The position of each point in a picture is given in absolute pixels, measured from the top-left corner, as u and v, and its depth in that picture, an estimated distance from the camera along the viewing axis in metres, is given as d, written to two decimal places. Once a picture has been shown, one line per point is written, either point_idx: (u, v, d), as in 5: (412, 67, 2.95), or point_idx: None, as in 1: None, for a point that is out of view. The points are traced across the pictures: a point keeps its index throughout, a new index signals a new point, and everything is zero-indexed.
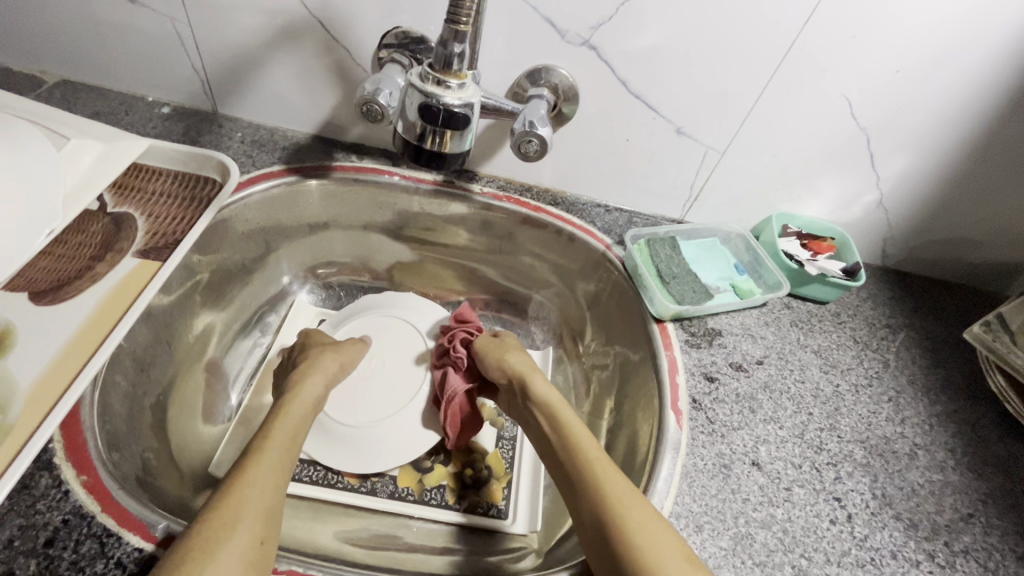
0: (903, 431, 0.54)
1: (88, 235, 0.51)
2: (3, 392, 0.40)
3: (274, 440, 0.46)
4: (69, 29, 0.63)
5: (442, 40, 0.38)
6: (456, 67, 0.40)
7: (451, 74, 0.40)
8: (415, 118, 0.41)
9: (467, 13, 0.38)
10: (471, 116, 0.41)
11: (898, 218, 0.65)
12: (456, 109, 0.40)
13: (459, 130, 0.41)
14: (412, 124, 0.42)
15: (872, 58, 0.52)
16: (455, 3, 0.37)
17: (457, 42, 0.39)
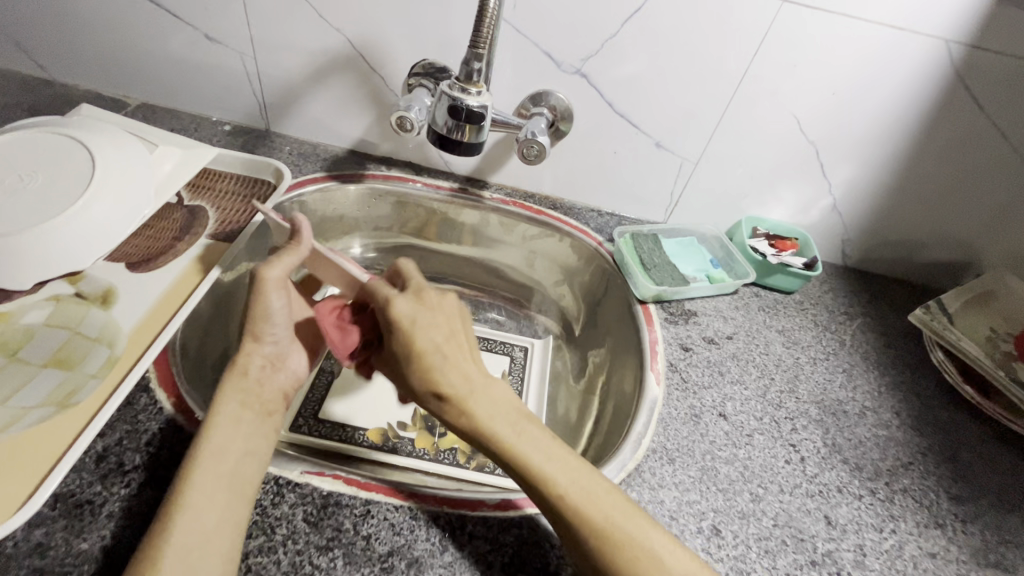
0: (854, 396, 0.62)
1: (170, 222, 0.63)
2: (111, 333, 0.50)
3: (218, 415, 0.44)
4: (153, 61, 0.76)
5: (465, 60, 0.50)
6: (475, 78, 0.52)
7: (472, 85, 0.52)
8: (444, 118, 0.52)
9: (484, 40, 0.50)
10: (486, 117, 0.52)
11: (851, 221, 0.75)
12: (475, 109, 0.51)
13: (477, 125, 0.52)
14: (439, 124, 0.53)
15: (812, 82, 0.63)
16: (476, 32, 0.49)
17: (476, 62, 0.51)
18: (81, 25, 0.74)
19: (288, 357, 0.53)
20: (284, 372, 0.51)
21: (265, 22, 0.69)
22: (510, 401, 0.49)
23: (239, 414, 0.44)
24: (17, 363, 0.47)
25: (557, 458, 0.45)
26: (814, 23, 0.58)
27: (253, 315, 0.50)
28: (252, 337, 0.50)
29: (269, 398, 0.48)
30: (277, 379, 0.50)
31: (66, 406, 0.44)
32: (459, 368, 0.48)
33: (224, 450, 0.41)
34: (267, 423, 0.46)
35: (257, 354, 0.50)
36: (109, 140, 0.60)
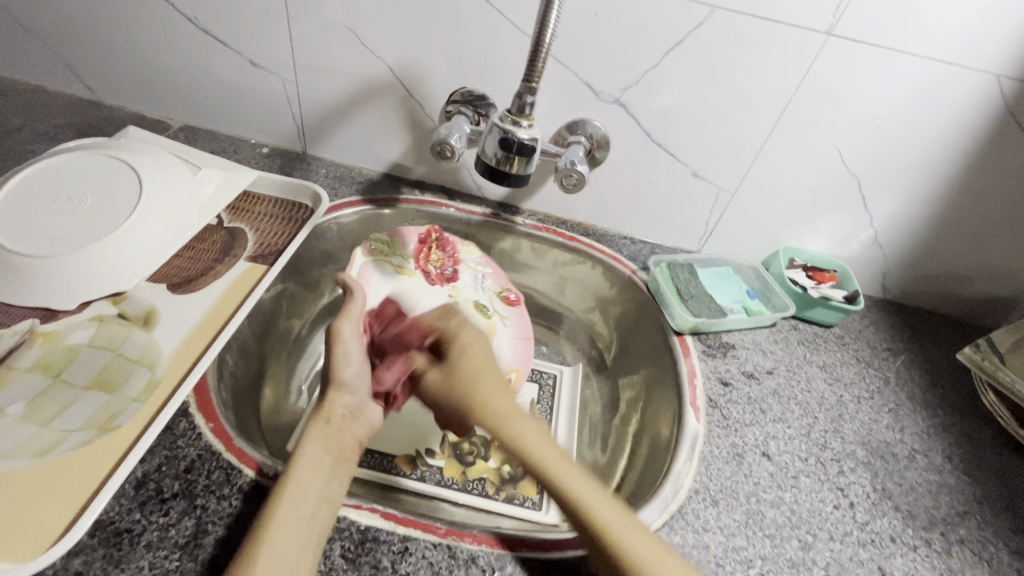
0: (902, 438, 0.60)
1: (210, 243, 0.63)
2: (152, 356, 0.50)
3: (308, 447, 0.47)
4: (198, 85, 0.78)
5: (519, 94, 0.50)
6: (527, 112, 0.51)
7: (524, 117, 0.51)
8: (494, 150, 0.52)
9: (538, 75, 0.49)
10: (536, 148, 0.52)
11: (892, 254, 0.74)
12: (525, 142, 0.51)
13: (526, 157, 0.52)
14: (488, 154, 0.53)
15: (857, 114, 0.62)
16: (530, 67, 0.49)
17: (530, 95, 0.51)
18: (130, 49, 0.76)
19: (366, 410, 0.57)
20: (361, 422, 0.56)
21: (308, 49, 0.71)
22: (549, 435, 0.55)
23: (321, 459, 0.47)
24: (61, 384, 0.47)
25: (593, 491, 0.47)
26: (862, 56, 0.58)
27: (334, 366, 0.56)
28: (337, 385, 0.56)
29: (347, 444, 0.52)
30: (355, 428, 0.54)
31: (108, 430, 0.44)
32: (522, 416, 0.56)
33: (303, 495, 0.43)
34: (343, 467, 0.48)
35: (341, 403, 0.55)
36: (156, 162, 0.61)
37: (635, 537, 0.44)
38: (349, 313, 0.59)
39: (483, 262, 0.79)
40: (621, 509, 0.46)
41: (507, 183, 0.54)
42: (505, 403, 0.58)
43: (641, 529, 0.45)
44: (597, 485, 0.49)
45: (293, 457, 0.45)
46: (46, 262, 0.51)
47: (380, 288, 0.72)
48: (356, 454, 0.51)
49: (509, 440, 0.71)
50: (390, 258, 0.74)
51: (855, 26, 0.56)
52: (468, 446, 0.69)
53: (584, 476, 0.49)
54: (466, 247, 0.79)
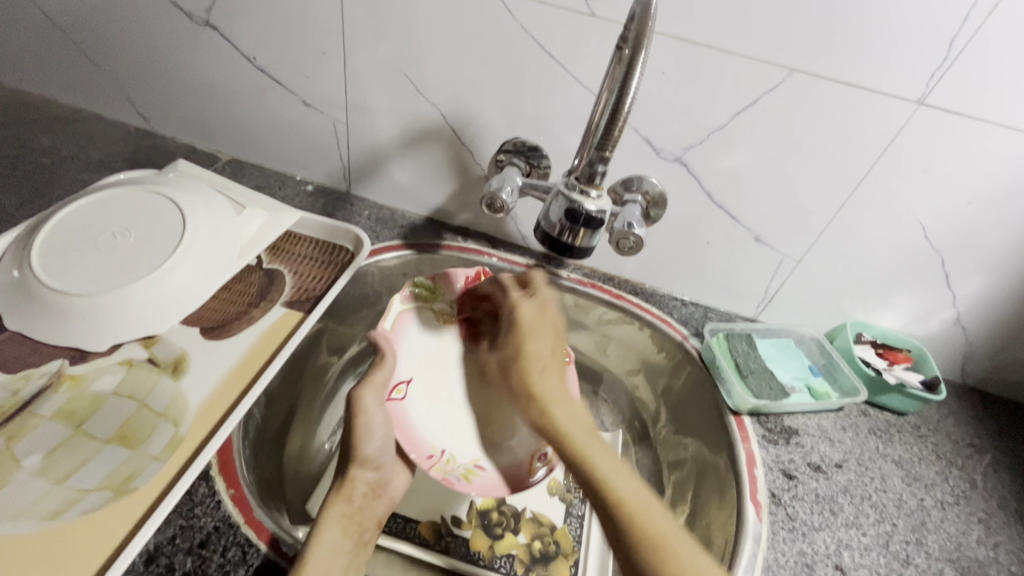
0: (997, 557, 0.52)
1: (247, 284, 0.61)
2: (179, 408, 0.48)
3: (330, 522, 0.48)
4: (250, 121, 0.78)
5: (590, 162, 0.48)
6: (598, 181, 0.49)
7: (593, 187, 0.49)
8: (557, 218, 0.49)
9: (612, 143, 0.47)
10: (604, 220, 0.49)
11: (975, 337, 0.67)
12: (592, 214, 0.48)
13: (591, 228, 0.49)
14: (550, 222, 0.51)
15: (944, 188, 0.57)
16: (605, 134, 0.46)
17: (603, 163, 0.48)
18: (188, 83, 0.77)
19: (389, 482, 0.56)
20: (382, 500, 0.55)
21: (362, 92, 0.70)
22: (586, 419, 0.53)
23: (341, 547, 0.46)
24: (82, 435, 0.45)
25: (603, 453, 0.48)
26: (955, 127, 0.53)
27: (358, 440, 0.54)
28: (358, 460, 0.53)
29: (366, 525, 0.51)
30: (376, 508, 0.54)
31: (124, 493, 0.41)
32: (564, 402, 0.54)
33: None
34: (360, 553, 0.49)
35: (361, 480, 0.53)
36: (201, 201, 0.59)
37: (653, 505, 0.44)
38: (374, 382, 0.56)
39: None
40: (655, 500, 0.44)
41: (568, 253, 0.51)
42: (564, 414, 0.53)
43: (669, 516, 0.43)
44: (632, 474, 0.47)
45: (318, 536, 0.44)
46: (83, 301, 0.50)
47: (416, 341, 0.66)
48: (375, 537, 0.51)
49: (541, 513, 0.65)
50: (431, 303, 0.68)
51: (950, 96, 0.52)
52: (497, 515, 0.63)
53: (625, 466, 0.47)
54: (515, 292, 0.70)
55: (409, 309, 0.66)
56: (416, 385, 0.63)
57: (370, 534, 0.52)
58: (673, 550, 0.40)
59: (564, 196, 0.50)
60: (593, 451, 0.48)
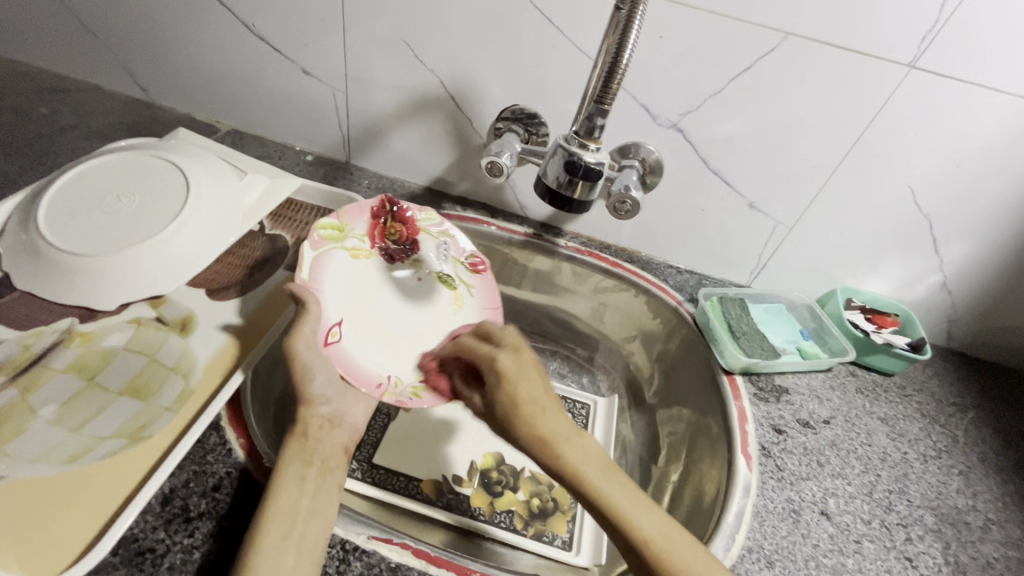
0: (975, 505, 0.55)
1: (251, 249, 0.62)
2: (188, 363, 0.49)
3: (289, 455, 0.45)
4: (248, 90, 0.78)
5: (590, 116, 0.48)
6: (597, 135, 0.50)
7: (592, 141, 0.50)
8: (557, 172, 0.50)
9: (611, 96, 0.47)
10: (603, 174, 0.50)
11: (960, 301, 0.69)
12: (592, 166, 0.49)
13: (590, 182, 0.50)
14: (550, 176, 0.51)
15: (933, 153, 0.58)
16: (603, 91, 0.47)
17: (601, 117, 0.49)
18: (186, 52, 0.77)
19: (347, 413, 0.54)
20: (343, 429, 0.52)
21: (361, 60, 0.70)
22: (598, 446, 0.45)
23: (305, 471, 0.44)
24: (94, 388, 0.46)
25: (617, 482, 0.42)
26: (946, 91, 0.54)
27: (303, 383, 0.50)
28: (307, 399, 0.50)
29: (329, 455, 0.48)
30: (337, 436, 0.51)
31: (137, 440, 0.43)
32: (580, 441, 0.44)
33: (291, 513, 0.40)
34: (328, 478, 0.46)
35: (317, 415, 0.50)
36: (204, 166, 0.60)
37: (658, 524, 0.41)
38: (302, 330, 0.50)
39: (447, 228, 0.67)
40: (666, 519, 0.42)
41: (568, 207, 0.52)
42: (560, 423, 0.45)
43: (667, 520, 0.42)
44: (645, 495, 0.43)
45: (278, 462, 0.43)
46: (90, 260, 0.51)
47: (337, 278, 0.60)
48: (341, 464, 0.48)
49: (541, 472, 0.67)
50: (342, 241, 0.61)
51: (941, 58, 0.53)
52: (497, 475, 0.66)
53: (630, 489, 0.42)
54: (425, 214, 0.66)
55: (325, 252, 0.59)
56: (351, 322, 0.59)
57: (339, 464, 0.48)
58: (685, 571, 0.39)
59: (564, 150, 0.50)
60: (622, 502, 0.41)
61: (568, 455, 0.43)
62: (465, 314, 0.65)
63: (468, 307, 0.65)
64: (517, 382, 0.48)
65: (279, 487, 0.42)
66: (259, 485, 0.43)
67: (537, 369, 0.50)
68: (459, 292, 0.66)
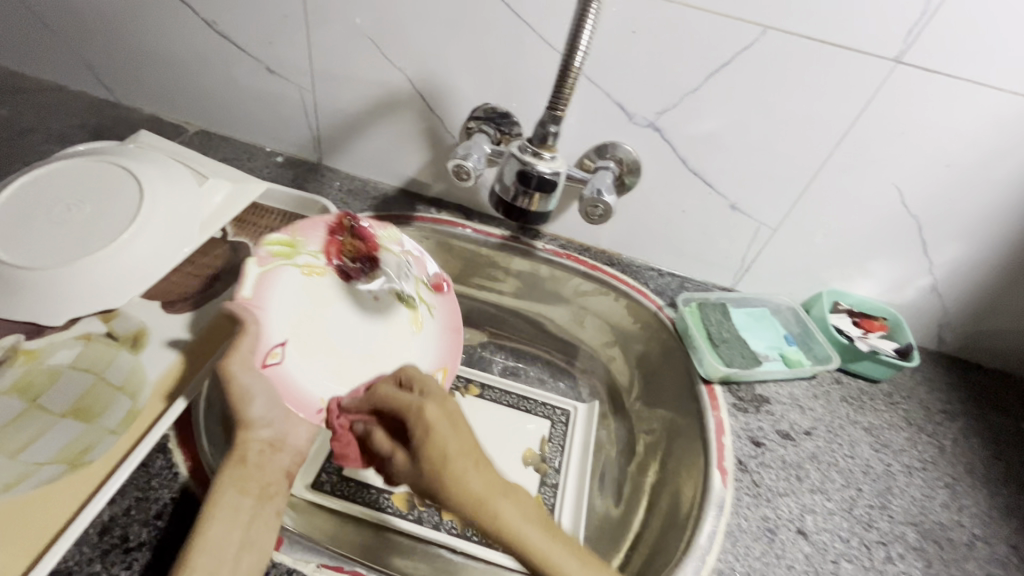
0: (960, 520, 0.52)
1: (212, 257, 0.60)
2: (137, 381, 0.47)
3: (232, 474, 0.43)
4: (215, 90, 0.76)
5: (542, 122, 0.46)
6: (551, 142, 0.48)
7: (546, 148, 0.48)
8: (511, 181, 0.48)
9: (564, 102, 0.45)
10: (558, 183, 0.48)
11: (952, 304, 0.66)
12: (546, 175, 0.47)
13: (546, 192, 0.48)
14: (506, 185, 0.49)
15: (922, 152, 0.55)
16: (554, 95, 0.45)
17: (553, 124, 0.47)
18: (149, 50, 0.74)
19: (290, 435, 0.49)
20: (286, 453, 0.48)
21: (327, 58, 0.67)
22: (534, 504, 0.43)
23: (243, 499, 0.41)
24: (37, 409, 0.44)
25: (507, 497, 0.41)
26: (934, 88, 0.51)
27: (241, 403, 0.46)
28: (243, 423, 0.46)
29: (270, 480, 0.44)
30: (280, 460, 0.47)
31: (77, 466, 0.41)
32: (484, 471, 0.42)
33: (222, 543, 0.38)
34: (270, 505, 0.43)
35: (256, 439, 0.46)
36: (160, 172, 0.58)
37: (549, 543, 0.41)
38: (239, 349, 0.46)
39: (410, 247, 0.66)
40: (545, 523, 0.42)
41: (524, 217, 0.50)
42: (450, 444, 0.43)
43: (539, 521, 0.42)
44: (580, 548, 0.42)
45: (210, 499, 0.40)
46: (35, 274, 0.49)
47: (285, 297, 0.58)
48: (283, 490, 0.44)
49: (516, 483, 0.65)
50: (293, 258, 0.59)
51: (928, 53, 0.50)
52: None
53: (512, 502, 0.41)
54: (386, 230, 0.64)
55: (273, 268, 0.56)
56: (293, 344, 0.57)
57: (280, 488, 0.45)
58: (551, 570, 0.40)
59: (518, 159, 0.48)
60: (555, 555, 0.40)
61: (448, 485, 0.41)
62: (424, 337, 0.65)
63: (428, 329, 0.66)
64: (436, 437, 0.43)
65: (212, 515, 0.39)
66: None
67: (442, 414, 0.45)
68: (420, 311, 0.66)
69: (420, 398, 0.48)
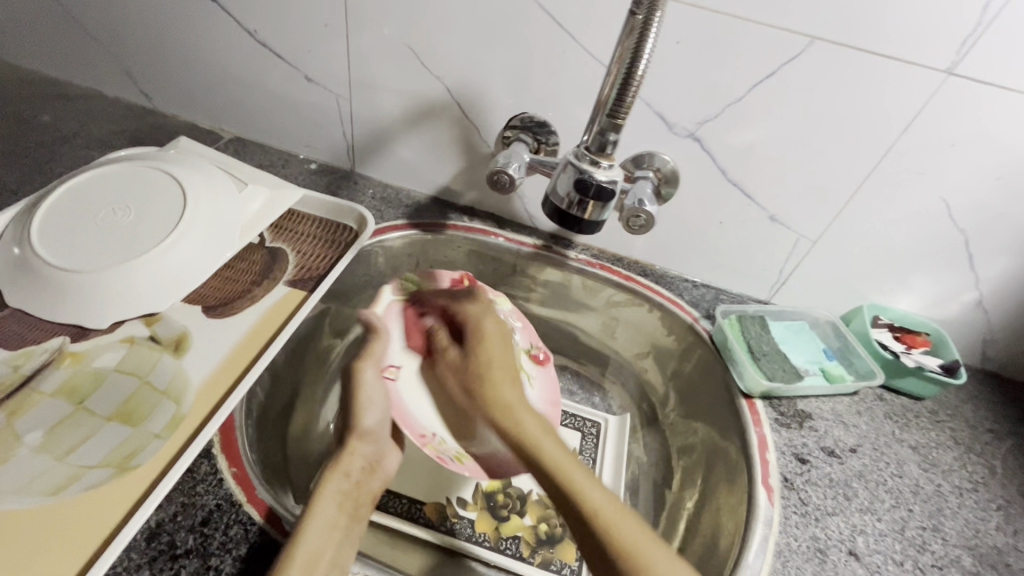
0: (1016, 544, 0.51)
1: (250, 263, 0.61)
2: (181, 385, 0.47)
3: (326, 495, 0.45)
4: (252, 97, 0.77)
5: (602, 130, 0.46)
6: (609, 151, 0.48)
7: (604, 157, 0.48)
8: (567, 189, 0.48)
9: (625, 110, 0.45)
10: (615, 192, 0.47)
11: (997, 320, 0.65)
12: (604, 185, 0.47)
13: (602, 202, 0.48)
14: (559, 193, 0.49)
15: (972, 164, 0.54)
16: (617, 102, 0.45)
17: (614, 132, 0.47)
18: (189, 60, 0.75)
19: (385, 458, 0.54)
20: (379, 477, 0.52)
21: (365, 67, 0.68)
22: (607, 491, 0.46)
23: (337, 517, 0.43)
24: (84, 412, 0.45)
25: (579, 467, 0.48)
26: (985, 100, 0.50)
27: (359, 414, 0.54)
28: (357, 434, 0.53)
29: (363, 499, 0.48)
30: (373, 482, 0.51)
31: (126, 470, 0.41)
32: (529, 414, 0.55)
33: (319, 552, 0.39)
34: (359, 525, 0.45)
35: (360, 455, 0.52)
36: (203, 178, 0.58)
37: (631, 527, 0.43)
38: (373, 353, 0.60)
39: (513, 315, 0.69)
40: (614, 501, 0.45)
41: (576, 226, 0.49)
42: (511, 396, 0.57)
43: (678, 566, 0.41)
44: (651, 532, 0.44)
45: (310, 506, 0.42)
46: (84, 278, 0.49)
47: (399, 334, 0.65)
48: (371, 510, 0.48)
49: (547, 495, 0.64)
50: (412, 301, 0.67)
51: (982, 64, 0.49)
52: (503, 497, 0.63)
53: (589, 473, 0.47)
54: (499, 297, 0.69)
55: (397, 305, 0.66)
56: (406, 372, 0.63)
57: (367, 505, 0.48)
58: None
59: (574, 166, 0.48)
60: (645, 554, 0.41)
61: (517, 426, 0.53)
62: (518, 399, 0.64)
63: (526, 396, 0.64)
64: (484, 355, 0.61)
65: (310, 526, 0.40)
66: (250, 519, 0.41)
67: (502, 343, 0.63)
68: (519, 378, 0.65)
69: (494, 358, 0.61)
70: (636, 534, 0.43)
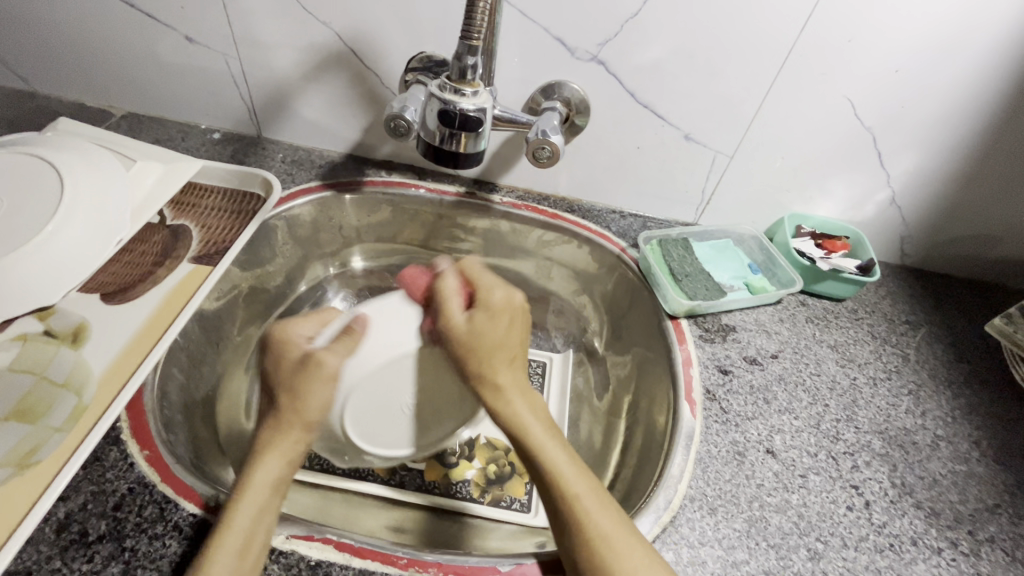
0: (924, 423, 0.54)
1: (150, 244, 0.58)
2: (82, 377, 0.46)
3: (262, 471, 0.41)
4: (133, 67, 0.71)
5: (456, 55, 0.45)
6: (470, 77, 0.47)
7: (465, 84, 0.47)
8: (435, 125, 0.48)
9: (477, 29, 0.45)
10: (484, 120, 0.48)
11: (911, 215, 0.66)
12: (471, 114, 0.47)
13: (473, 132, 0.48)
14: (432, 130, 0.49)
15: (870, 59, 0.54)
16: (467, 22, 0.44)
17: (470, 55, 0.46)
18: (54, 30, 0.68)
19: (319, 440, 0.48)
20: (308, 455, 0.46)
21: (247, 19, 0.63)
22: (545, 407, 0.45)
23: (270, 499, 0.40)
24: None
25: (556, 442, 0.42)
26: None
27: (305, 397, 0.45)
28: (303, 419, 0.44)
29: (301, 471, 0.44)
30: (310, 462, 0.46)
31: (26, 467, 0.40)
32: (515, 368, 0.45)
33: (247, 534, 0.38)
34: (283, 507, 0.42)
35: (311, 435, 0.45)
36: (79, 157, 0.54)
37: (581, 485, 0.40)
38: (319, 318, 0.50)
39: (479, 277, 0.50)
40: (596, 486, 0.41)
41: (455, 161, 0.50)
42: (503, 331, 0.45)
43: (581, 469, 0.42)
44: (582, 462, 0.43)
45: (240, 483, 0.40)
46: None
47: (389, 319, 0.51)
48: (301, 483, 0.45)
49: (495, 438, 0.65)
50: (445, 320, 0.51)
51: None
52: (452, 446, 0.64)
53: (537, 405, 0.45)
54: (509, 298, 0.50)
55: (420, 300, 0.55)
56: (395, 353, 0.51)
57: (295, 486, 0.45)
58: (591, 523, 0.39)
59: (439, 99, 0.48)
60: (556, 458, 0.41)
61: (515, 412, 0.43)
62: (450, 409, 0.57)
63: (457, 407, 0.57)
64: (477, 327, 0.45)
65: (236, 511, 0.39)
66: (165, 499, 0.41)
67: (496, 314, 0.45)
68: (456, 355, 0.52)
69: (497, 280, 0.48)
70: (602, 518, 0.39)
